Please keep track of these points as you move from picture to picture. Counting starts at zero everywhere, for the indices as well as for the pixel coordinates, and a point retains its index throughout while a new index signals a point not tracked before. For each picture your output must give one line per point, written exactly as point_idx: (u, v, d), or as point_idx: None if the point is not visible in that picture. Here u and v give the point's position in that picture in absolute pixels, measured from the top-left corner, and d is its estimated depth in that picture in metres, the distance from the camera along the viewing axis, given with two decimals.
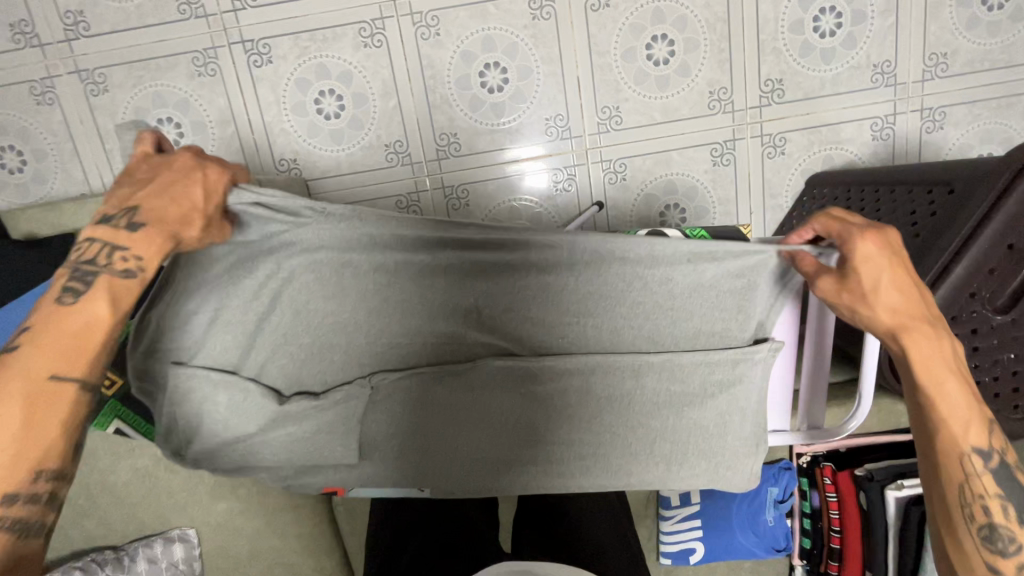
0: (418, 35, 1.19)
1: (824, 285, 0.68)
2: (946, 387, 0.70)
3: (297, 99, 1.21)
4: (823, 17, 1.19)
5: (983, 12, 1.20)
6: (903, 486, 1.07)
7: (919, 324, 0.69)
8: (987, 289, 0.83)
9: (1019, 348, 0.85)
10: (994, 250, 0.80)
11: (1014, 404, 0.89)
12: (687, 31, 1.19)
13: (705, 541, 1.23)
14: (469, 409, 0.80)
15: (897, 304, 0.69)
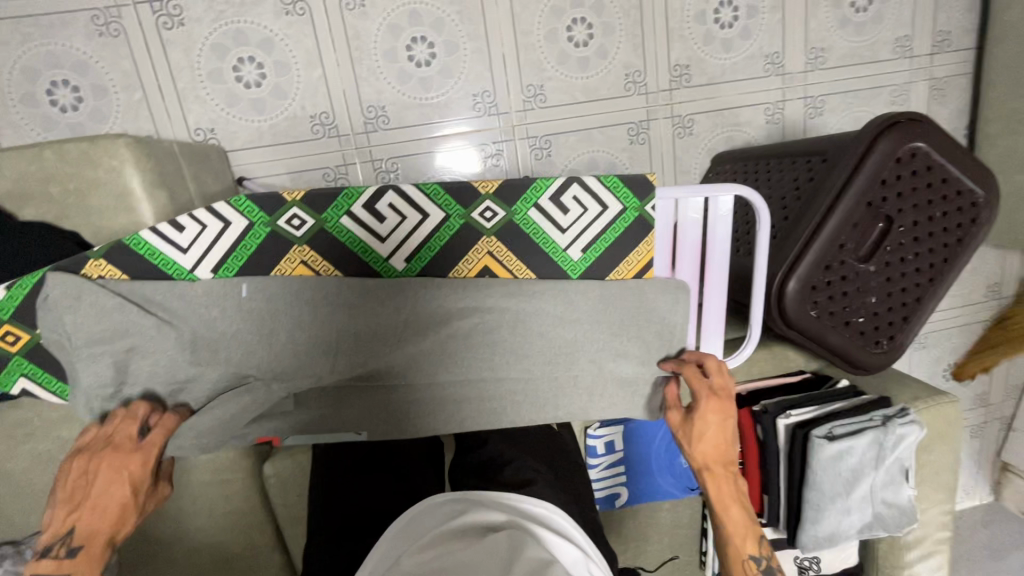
0: (343, 5, 1.18)
1: (669, 408, 0.92)
2: (727, 509, 0.85)
3: (213, 67, 1.17)
4: (722, 10, 1.32)
5: (854, 13, 1.37)
6: (791, 414, 1.17)
7: (722, 468, 0.86)
8: (853, 241, 0.97)
9: (879, 293, 1.01)
10: (857, 204, 0.95)
11: (876, 340, 1.04)
12: (604, 16, 1.27)
13: (628, 486, 1.32)
14: (410, 348, 0.93)
15: (710, 441, 0.87)
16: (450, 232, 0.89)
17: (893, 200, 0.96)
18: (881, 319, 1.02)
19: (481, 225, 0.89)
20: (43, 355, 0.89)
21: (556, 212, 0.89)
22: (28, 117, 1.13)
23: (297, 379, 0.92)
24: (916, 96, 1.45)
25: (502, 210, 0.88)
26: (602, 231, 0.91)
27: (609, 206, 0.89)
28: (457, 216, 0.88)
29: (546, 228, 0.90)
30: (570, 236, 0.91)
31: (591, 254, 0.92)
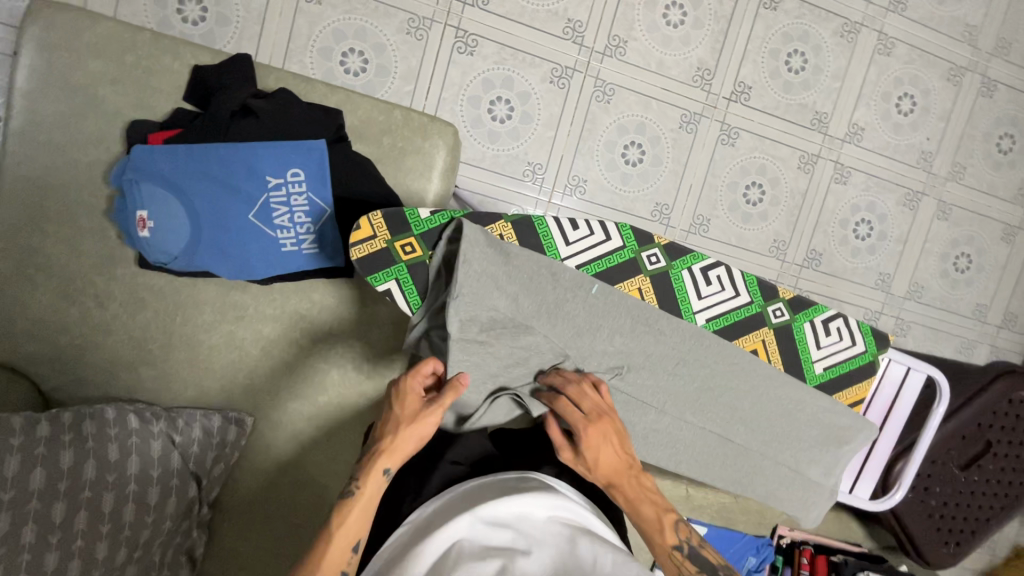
0: (456, 48, 1.32)
1: (562, 401, 0.70)
2: (641, 514, 0.69)
3: (326, 44, 1.28)
4: (751, 189, 1.49)
5: (853, 237, 1.54)
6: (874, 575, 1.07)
7: (625, 476, 0.70)
8: (955, 450, 1.06)
9: (959, 499, 1.08)
10: (954, 434, 1.05)
11: (945, 540, 1.10)
12: (657, 149, 1.44)
13: None
14: (379, 350, 0.98)
15: (606, 464, 0.69)
16: (618, 259, 0.75)
17: (999, 431, 1.05)
18: (953, 524, 1.09)
19: (643, 265, 0.76)
20: (45, 205, 0.89)
21: (701, 279, 0.76)
22: (152, 13, 1.21)
23: (270, 328, 0.96)
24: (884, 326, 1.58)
25: (663, 261, 0.76)
26: (731, 310, 0.77)
27: (740, 292, 0.77)
28: (630, 248, 0.76)
29: (687, 288, 0.76)
30: (705, 304, 0.77)
31: (711, 329, 0.77)
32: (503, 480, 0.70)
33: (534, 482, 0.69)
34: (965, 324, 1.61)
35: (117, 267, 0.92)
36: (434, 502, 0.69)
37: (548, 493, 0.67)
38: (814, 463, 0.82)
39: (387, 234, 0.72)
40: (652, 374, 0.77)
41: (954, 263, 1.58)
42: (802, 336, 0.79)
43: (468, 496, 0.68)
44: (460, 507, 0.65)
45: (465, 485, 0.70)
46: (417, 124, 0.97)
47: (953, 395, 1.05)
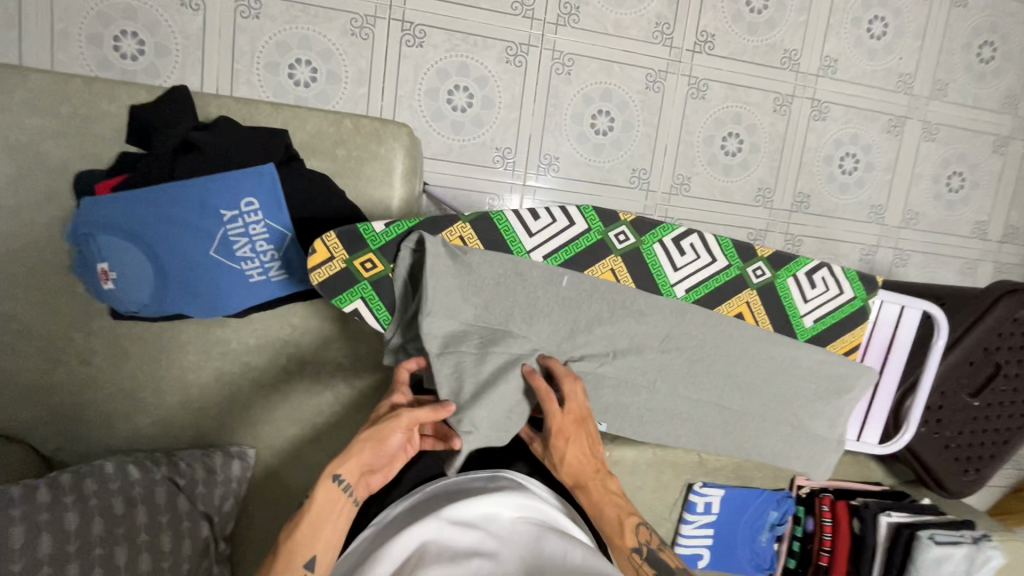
0: (403, 41, 1.20)
1: (549, 401, 0.71)
2: (602, 516, 0.73)
3: (272, 58, 1.16)
4: (728, 139, 1.38)
5: (838, 173, 1.43)
6: (893, 513, 1.06)
7: (592, 477, 0.74)
8: (964, 376, 1.04)
9: (973, 425, 1.06)
10: (961, 360, 1.02)
11: (965, 468, 1.09)
12: (627, 113, 1.32)
13: (713, 550, 1.14)
14: (369, 364, 0.97)
15: (573, 462, 0.74)
16: (586, 243, 0.75)
17: (1007, 349, 1.03)
18: (971, 450, 1.08)
19: (612, 245, 0.76)
20: (9, 270, 0.87)
21: (674, 250, 0.76)
22: (83, 53, 1.10)
23: (257, 360, 0.95)
24: (883, 259, 1.49)
25: (633, 238, 0.76)
26: (710, 276, 0.77)
27: (716, 257, 0.77)
28: (596, 230, 0.75)
29: (660, 261, 0.76)
30: (682, 274, 0.77)
31: (692, 298, 0.77)
32: (473, 483, 0.74)
33: (502, 481, 0.73)
34: (967, 245, 1.52)
35: (92, 322, 0.90)
36: (404, 505, 0.72)
37: (514, 490, 0.71)
38: (818, 418, 0.82)
39: (345, 254, 0.71)
40: (634, 353, 0.77)
41: (947, 184, 1.48)
42: (786, 291, 0.78)
43: (437, 498, 0.71)
44: (425, 510, 0.69)
45: (434, 486, 0.75)
46: (369, 130, 0.93)
47: (956, 321, 1.02)
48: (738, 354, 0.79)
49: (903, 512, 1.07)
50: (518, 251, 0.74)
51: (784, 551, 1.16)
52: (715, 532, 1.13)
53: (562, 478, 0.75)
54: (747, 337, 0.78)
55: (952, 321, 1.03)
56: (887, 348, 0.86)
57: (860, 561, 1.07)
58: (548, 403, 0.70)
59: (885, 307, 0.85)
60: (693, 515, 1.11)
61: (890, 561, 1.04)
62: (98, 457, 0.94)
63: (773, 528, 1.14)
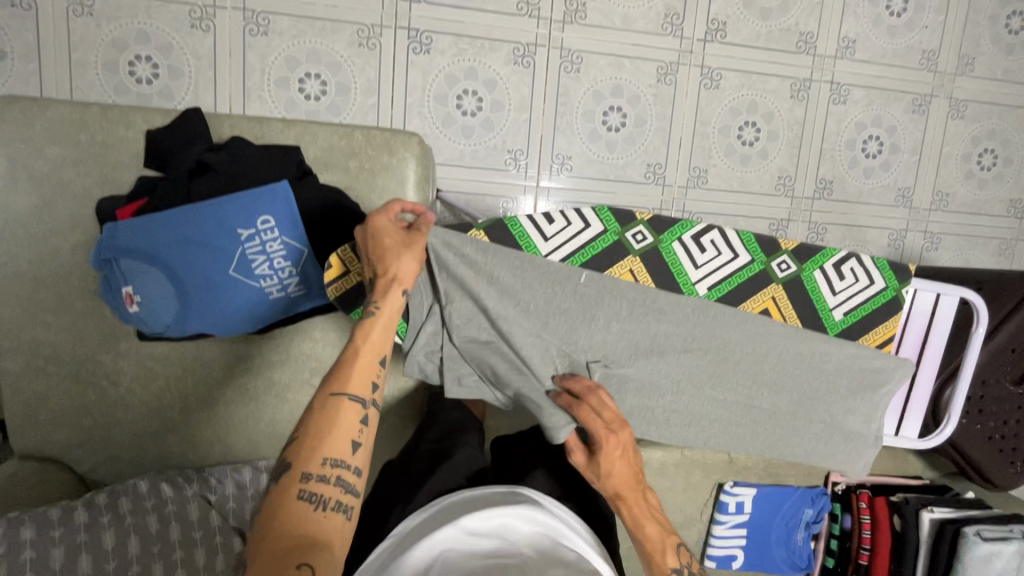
0: (411, 49, 1.20)
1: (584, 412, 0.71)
2: (643, 532, 0.72)
3: (282, 74, 1.17)
4: (745, 129, 1.34)
5: (862, 157, 1.38)
6: (937, 508, 1.01)
7: (634, 492, 0.73)
8: (1007, 364, 0.99)
9: (1019, 414, 1.01)
10: (1003, 348, 0.98)
11: (1011, 459, 1.04)
12: (638, 108, 1.29)
13: (745, 550, 1.11)
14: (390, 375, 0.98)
15: (618, 477, 0.72)
16: (602, 245, 0.73)
17: None
18: (1018, 441, 1.03)
19: (629, 245, 0.74)
20: (40, 298, 0.90)
21: (694, 248, 0.74)
22: (102, 81, 1.12)
23: (280, 374, 0.96)
24: (912, 243, 1.43)
25: (651, 236, 0.74)
26: (733, 273, 0.75)
27: (739, 253, 0.74)
28: (613, 230, 0.73)
29: (681, 259, 0.74)
30: (704, 272, 0.75)
31: (716, 296, 0.75)
32: (493, 494, 0.74)
33: (521, 497, 0.73)
34: (1000, 224, 1.46)
35: (120, 344, 0.92)
36: (425, 510, 0.73)
37: (532, 506, 0.71)
38: (852, 415, 0.79)
39: (360, 267, 0.72)
40: (656, 356, 0.76)
41: (979, 161, 1.42)
42: (814, 285, 0.76)
43: (456, 506, 0.72)
44: (436, 523, 0.69)
45: (448, 498, 0.74)
46: (380, 140, 0.93)
47: (996, 307, 0.98)
48: (765, 352, 0.76)
49: (948, 507, 1.02)
50: (533, 256, 0.73)
51: (821, 550, 1.12)
52: (749, 532, 1.11)
53: (604, 491, 0.73)
54: (774, 332, 0.75)
55: (991, 307, 0.98)
56: (924, 339, 0.82)
57: (903, 561, 1.02)
58: (590, 419, 0.70)
59: (921, 295, 0.80)
60: (725, 516, 1.08)
61: (935, 560, 1.00)
62: (133, 475, 0.96)
63: (809, 526, 1.10)
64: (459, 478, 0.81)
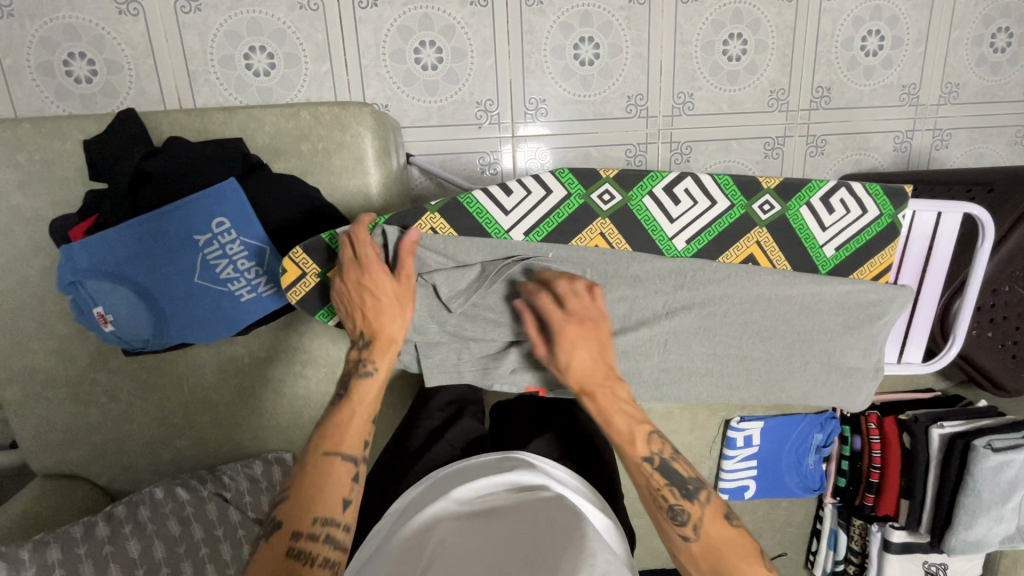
0: (356, 4, 1.07)
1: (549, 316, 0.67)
2: (610, 426, 0.67)
3: (225, 52, 1.06)
4: (730, 42, 1.19)
5: (862, 56, 1.23)
6: (946, 424, 0.98)
7: (606, 382, 0.68)
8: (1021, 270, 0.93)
9: None
10: (1014, 256, 0.91)
11: None
12: (612, 36, 1.15)
13: (758, 479, 1.13)
14: None
15: (582, 370, 0.67)
16: (568, 211, 0.70)
17: None
18: None
19: (597, 207, 0.70)
20: (20, 326, 0.89)
21: (667, 200, 0.70)
22: (39, 85, 1.03)
23: (272, 369, 0.96)
24: (919, 143, 1.30)
25: (619, 194, 0.70)
26: (712, 221, 0.71)
27: (717, 200, 0.70)
28: (577, 194, 0.69)
29: (654, 215, 0.70)
30: (680, 226, 0.71)
31: (694, 249, 0.72)
32: (486, 462, 0.74)
33: (516, 461, 0.73)
34: (1016, 110, 1.31)
35: (109, 360, 0.93)
36: (418, 488, 0.74)
37: (523, 469, 0.71)
38: (850, 350, 0.77)
39: (316, 268, 0.72)
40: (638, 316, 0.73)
41: (992, 43, 1.26)
42: (801, 222, 0.71)
43: (450, 480, 0.72)
44: (429, 498, 0.70)
45: (441, 471, 0.75)
46: (330, 118, 0.87)
47: (1005, 214, 0.90)
48: (752, 299, 0.73)
49: (958, 421, 0.98)
50: (495, 234, 0.70)
51: (832, 471, 1.14)
52: (759, 464, 1.12)
53: (570, 384, 0.68)
54: (760, 278, 0.72)
55: (1001, 213, 0.91)
56: (927, 260, 0.77)
57: (913, 476, 1.02)
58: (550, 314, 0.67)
59: (924, 215, 0.75)
60: (733, 450, 1.10)
61: (944, 476, 0.97)
62: (151, 480, 1.00)
63: (820, 450, 1.11)
64: (453, 449, 0.81)
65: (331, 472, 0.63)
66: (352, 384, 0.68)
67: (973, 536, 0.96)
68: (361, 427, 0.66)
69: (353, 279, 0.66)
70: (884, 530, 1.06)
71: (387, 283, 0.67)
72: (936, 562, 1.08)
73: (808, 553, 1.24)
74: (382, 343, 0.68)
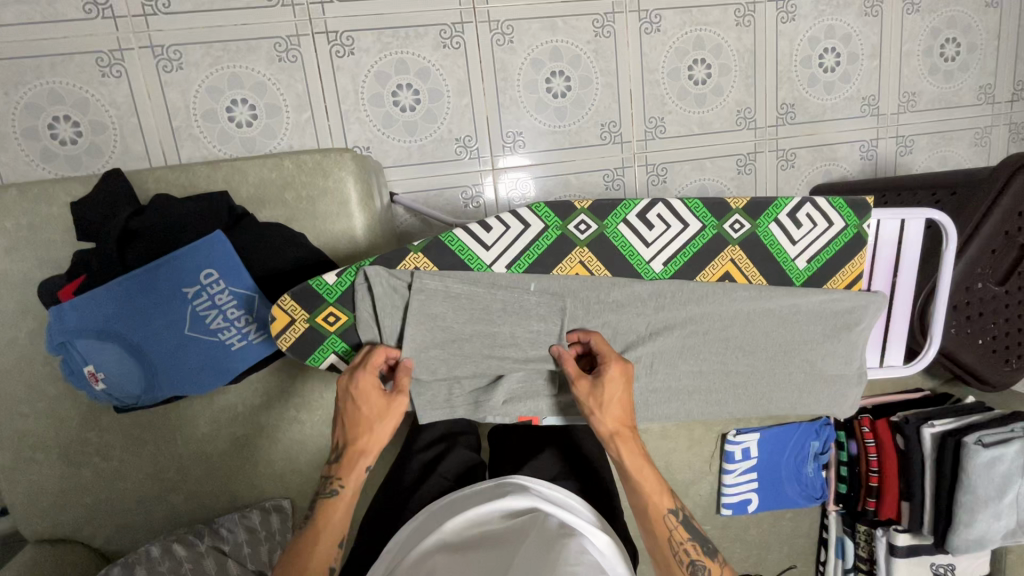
0: (333, 54, 1.11)
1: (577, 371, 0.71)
2: (635, 462, 0.68)
3: (208, 106, 1.09)
4: (695, 67, 1.24)
5: (820, 73, 1.29)
6: (936, 423, 1.00)
7: (633, 434, 0.69)
8: (988, 267, 0.96)
9: (1007, 314, 0.99)
10: (981, 254, 0.95)
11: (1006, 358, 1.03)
12: (581, 69, 1.20)
13: (760, 492, 1.13)
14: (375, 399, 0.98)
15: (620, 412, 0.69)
16: (546, 242, 0.72)
17: None
18: (1010, 339, 1.01)
19: (574, 237, 0.72)
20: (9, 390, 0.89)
21: (641, 226, 0.72)
22: (25, 150, 1.05)
23: (265, 416, 0.96)
24: (885, 151, 1.35)
25: (595, 224, 0.72)
26: (686, 243, 0.73)
27: (688, 222, 0.72)
28: (554, 226, 0.72)
29: (630, 241, 0.72)
30: (656, 249, 0.73)
31: (672, 271, 0.74)
32: (479, 491, 0.74)
33: (509, 486, 0.73)
34: (972, 113, 1.37)
35: (101, 419, 0.92)
36: (412, 522, 0.73)
37: (517, 495, 0.71)
38: (831, 358, 0.79)
39: (303, 313, 0.73)
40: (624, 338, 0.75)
41: (942, 53, 1.32)
42: (772, 239, 0.73)
43: (443, 512, 0.72)
44: (425, 530, 0.69)
45: (435, 502, 0.74)
46: (312, 165, 0.89)
47: (968, 215, 0.94)
48: (731, 313, 0.76)
49: (949, 419, 1.00)
50: (477, 268, 0.72)
51: (833, 478, 1.15)
52: (759, 476, 1.12)
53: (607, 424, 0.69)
54: (737, 295, 0.74)
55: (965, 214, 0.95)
56: (898, 266, 0.79)
57: (910, 478, 1.02)
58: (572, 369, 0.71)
59: (889, 223, 0.78)
60: (732, 464, 1.10)
61: (941, 475, 0.98)
62: (146, 539, 0.98)
63: (818, 458, 1.12)
64: (446, 479, 0.82)
65: None
66: (320, 504, 0.67)
67: (976, 534, 0.96)
68: (325, 551, 0.65)
69: (345, 391, 0.69)
70: (889, 534, 1.06)
71: (367, 399, 0.69)
72: (944, 564, 1.08)
73: (818, 564, 1.23)
74: (357, 457, 0.68)
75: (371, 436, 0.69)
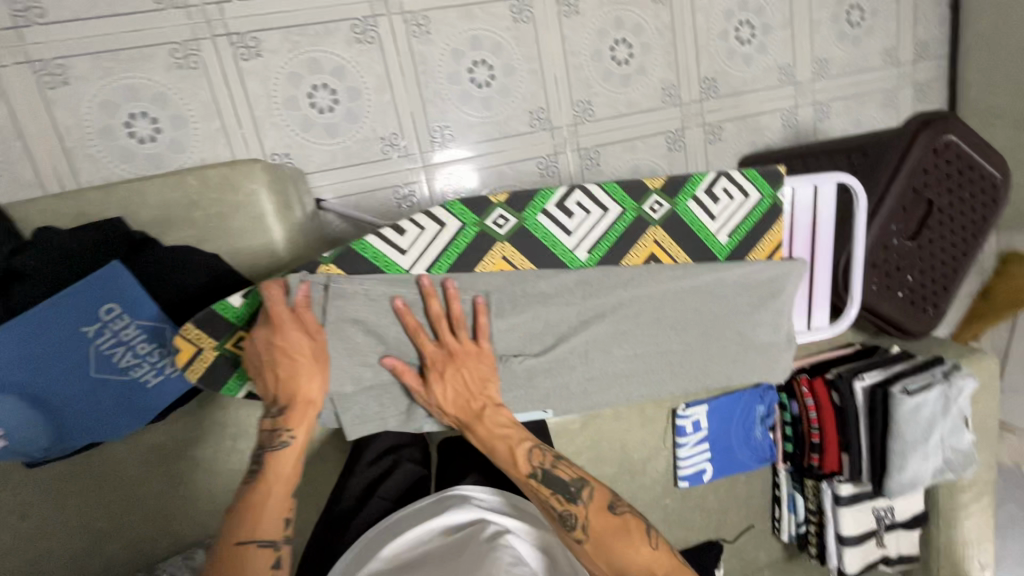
0: (238, 57, 1.03)
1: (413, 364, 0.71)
2: (492, 446, 0.71)
3: (102, 122, 0.99)
4: (617, 47, 1.24)
5: (738, 46, 1.31)
6: (865, 376, 1.06)
7: (477, 417, 0.71)
8: (901, 224, 1.01)
9: (924, 267, 1.04)
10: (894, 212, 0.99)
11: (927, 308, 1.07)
12: (503, 57, 1.17)
13: (713, 461, 1.16)
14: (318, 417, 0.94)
15: (454, 403, 0.71)
16: (465, 242, 0.70)
17: (932, 184, 0.99)
18: (928, 290, 1.06)
19: (494, 232, 0.70)
20: None
21: (561, 216, 0.71)
22: None
23: (201, 449, 0.90)
24: (804, 118, 1.40)
25: (513, 217, 0.70)
26: (608, 229, 0.73)
27: (608, 207, 0.72)
28: (471, 224, 0.70)
29: (552, 232, 0.71)
30: (578, 238, 0.72)
31: (598, 258, 0.74)
32: (422, 507, 0.73)
33: (451, 499, 0.73)
34: (881, 76, 1.43)
35: (10, 477, 0.83)
36: (356, 548, 0.72)
37: (457, 508, 0.71)
38: (763, 327, 0.81)
39: (213, 341, 0.68)
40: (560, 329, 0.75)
41: (849, 19, 1.37)
42: (691, 216, 0.74)
43: (386, 534, 0.71)
44: (376, 552, 0.69)
45: (385, 520, 0.73)
46: (220, 180, 0.84)
47: (879, 176, 0.99)
48: (664, 294, 0.76)
49: (876, 371, 1.07)
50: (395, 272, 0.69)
51: (780, 439, 1.19)
52: (711, 446, 1.14)
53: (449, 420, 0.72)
54: (667, 276, 0.75)
55: (877, 176, 0.99)
56: (812, 232, 0.83)
57: (847, 430, 1.09)
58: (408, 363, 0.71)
59: (803, 190, 0.80)
60: (685, 438, 1.12)
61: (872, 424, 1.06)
62: None
63: (764, 421, 1.16)
64: (387, 501, 0.80)
65: (251, 561, 0.63)
66: (268, 457, 0.67)
67: (907, 475, 1.04)
68: (278, 504, 0.66)
69: (265, 345, 0.64)
70: (834, 487, 1.14)
71: (293, 348, 0.65)
72: (883, 505, 1.17)
73: (774, 520, 1.27)
74: (298, 408, 0.67)
75: (306, 386, 0.66)
